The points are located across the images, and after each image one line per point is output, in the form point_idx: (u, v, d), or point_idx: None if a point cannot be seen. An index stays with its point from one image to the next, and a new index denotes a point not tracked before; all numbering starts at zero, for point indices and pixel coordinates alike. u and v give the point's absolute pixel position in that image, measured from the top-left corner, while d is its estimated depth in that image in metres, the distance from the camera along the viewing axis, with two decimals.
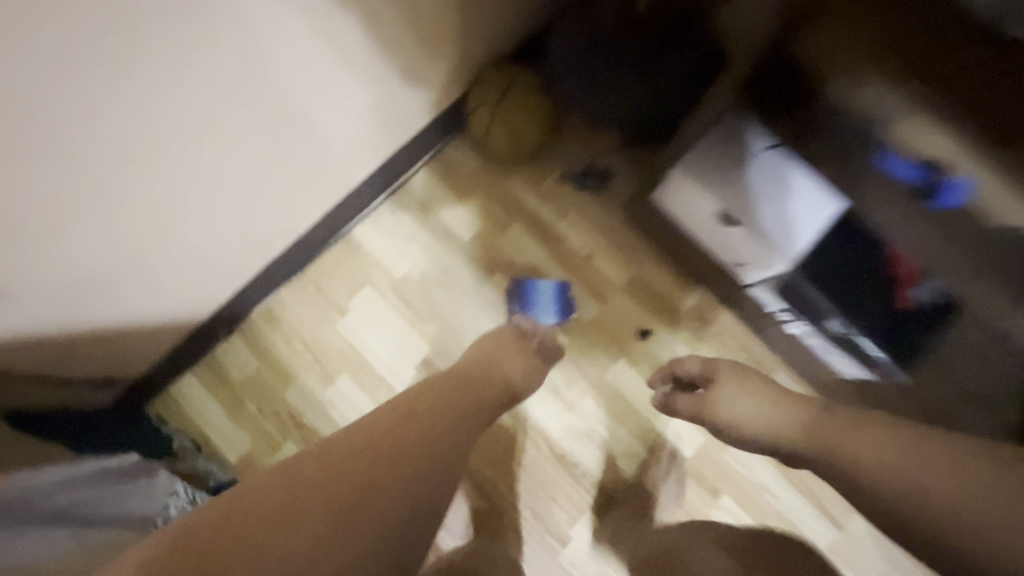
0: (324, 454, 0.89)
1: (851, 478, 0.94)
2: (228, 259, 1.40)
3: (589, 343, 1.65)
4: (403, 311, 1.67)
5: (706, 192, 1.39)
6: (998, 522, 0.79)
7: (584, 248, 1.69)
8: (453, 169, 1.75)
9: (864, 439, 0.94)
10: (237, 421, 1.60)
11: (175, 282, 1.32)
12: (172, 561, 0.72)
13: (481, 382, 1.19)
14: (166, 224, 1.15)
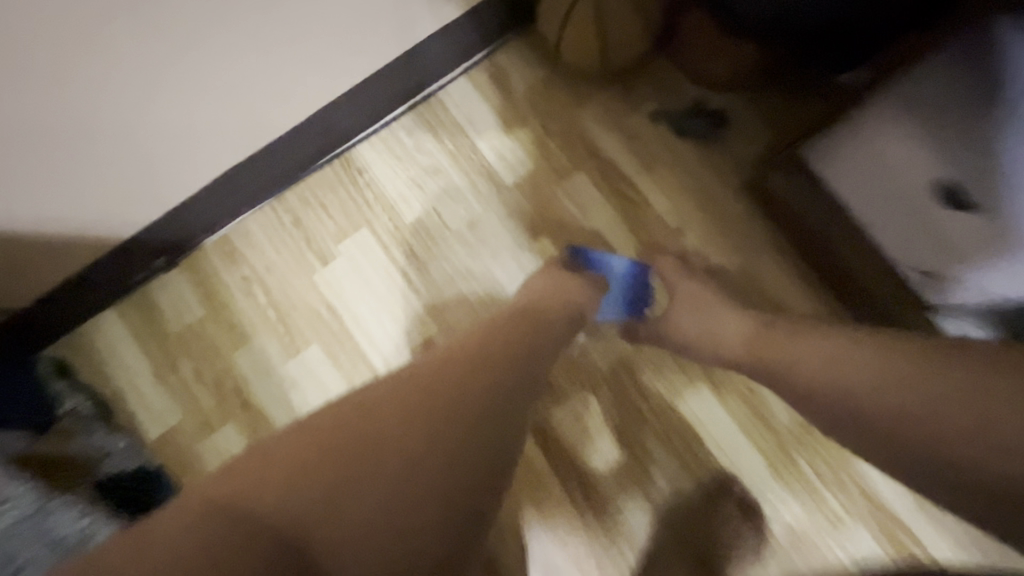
0: (378, 399, 0.80)
1: (833, 400, 0.85)
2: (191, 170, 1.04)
3: (659, 351, 1.18)
4: (406, 271, 1.21)
5: (912, 149, 0.92)
6: (957, 424, 0.77)
7: (670, 219, 1.22)
8: (505, 84, 1.26)
9: (810, 350, 0.89)
10: (165, 384, 1.18)
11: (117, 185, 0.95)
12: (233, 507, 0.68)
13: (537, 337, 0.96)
14: (80, 85, 0.77)
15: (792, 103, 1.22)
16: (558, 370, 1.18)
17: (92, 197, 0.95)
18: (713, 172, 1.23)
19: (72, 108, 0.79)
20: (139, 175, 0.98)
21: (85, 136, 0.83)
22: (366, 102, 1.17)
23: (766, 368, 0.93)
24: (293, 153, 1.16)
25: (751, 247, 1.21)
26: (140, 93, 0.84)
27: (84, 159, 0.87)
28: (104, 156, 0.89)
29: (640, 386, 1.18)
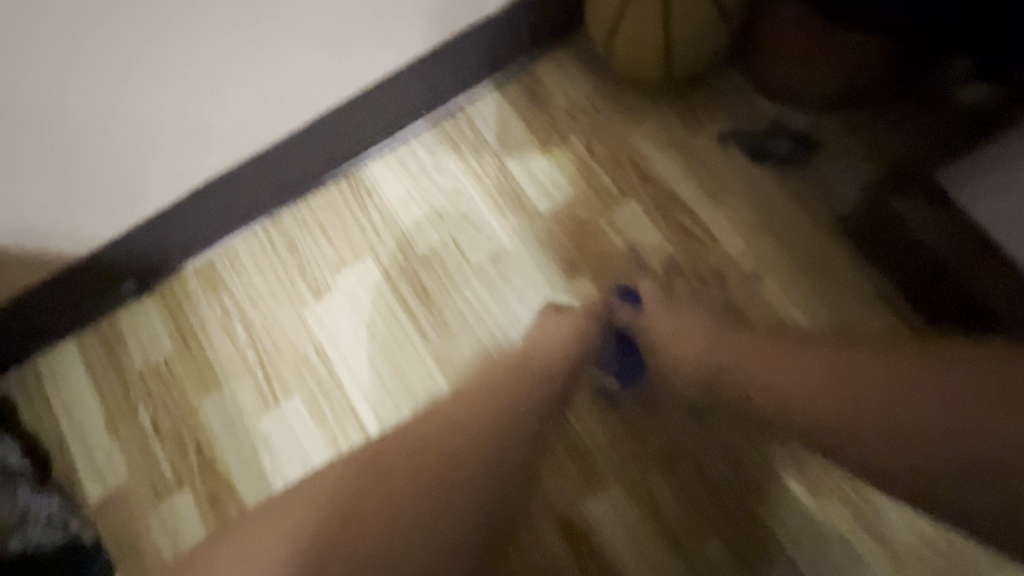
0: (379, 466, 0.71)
1: (838, 425, 0.72)
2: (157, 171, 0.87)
3: (728, 428, 0.91)
4: (412, 311, 0.99)
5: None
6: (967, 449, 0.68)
7: (741, 262, 0.98)
8: (543, 99, 1.08)
9: (811, 364, 0.75)
10: (118, 434, 0.98)
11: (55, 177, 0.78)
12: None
13: (540, 363, 0.82)
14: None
15: (899, 126, 1.00)
16: (595, 447, 0.92)
17: (62, 200, 0.81)
18: (798, 205, 1.00)
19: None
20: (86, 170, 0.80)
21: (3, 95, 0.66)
22: (381, 113, 1.02)
23: (747, 386, 0.79)
24: (292, 166, 1.00)
25: (847, 302, 0.96)
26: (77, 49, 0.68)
27: (50, 149, 0.75)
28: (79, 149, 0.77)
29: (703, 474, 0.90)
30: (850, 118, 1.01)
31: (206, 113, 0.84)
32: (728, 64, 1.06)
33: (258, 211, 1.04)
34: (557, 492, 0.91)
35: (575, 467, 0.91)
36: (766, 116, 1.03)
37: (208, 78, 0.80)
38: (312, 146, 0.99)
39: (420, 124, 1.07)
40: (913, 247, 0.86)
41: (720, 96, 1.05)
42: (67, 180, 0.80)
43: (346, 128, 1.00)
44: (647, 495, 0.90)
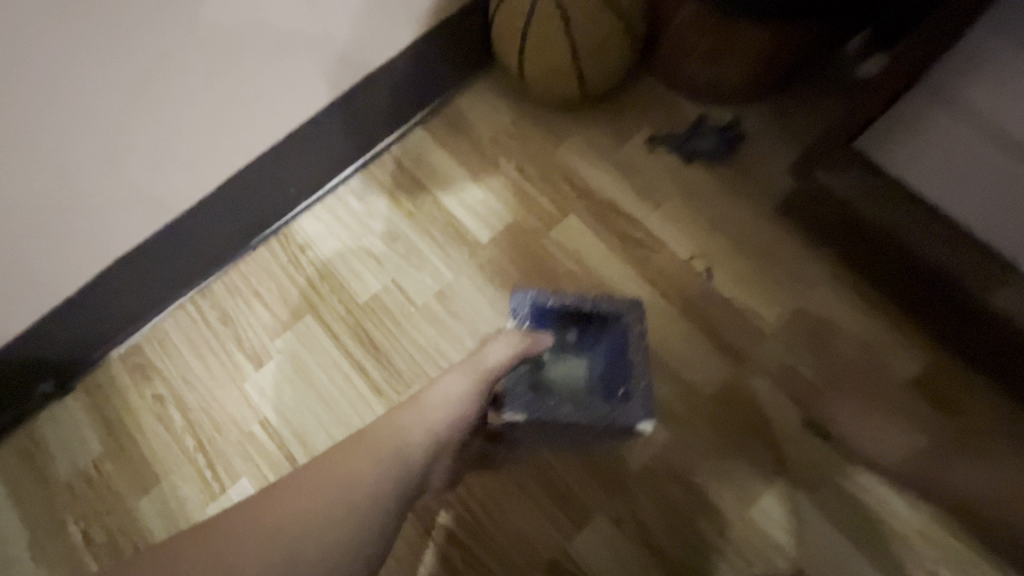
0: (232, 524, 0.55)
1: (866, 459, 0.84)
2: (78, 261, 0.83)
3: (705, 436, 0.87)
4: (361, 364, 0.93)
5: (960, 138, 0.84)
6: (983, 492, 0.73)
7: (690, 261, 0.96)
8: (467, 130, 1.07)
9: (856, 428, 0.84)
10: (44, 557, 0.86)
11: None
12: None
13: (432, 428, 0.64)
14: None
15: (814, 106, 1.02)
16: (572, 479, 0.85)
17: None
18: (733, 194, 0.99)
19: None
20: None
21: None
22: (302, 165, 0.99)
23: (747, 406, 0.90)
24: (214, 230, 0.95)
25: (799, 285, 0.94)
26: None
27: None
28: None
29: (691, 489, 0.85)
30: (766, 105, 1.03)
31: (109, 190, 0.79)
32: (641, 72, 1.08)
33: (185, 285, 0.98)
34: (540, 536, 0.83)
35: (551, 500, 0.84)
36: (686, 115, 1.04)
37: (118, 165, 0.78)
38: (234, 207, 0.95)
39: (347, 172, 1.06)
40: (850, 220, 0.86)
41: (639, 103, 1.06)
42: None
43: (266, 184, 0.97)
44: (638, 521, 0.83)
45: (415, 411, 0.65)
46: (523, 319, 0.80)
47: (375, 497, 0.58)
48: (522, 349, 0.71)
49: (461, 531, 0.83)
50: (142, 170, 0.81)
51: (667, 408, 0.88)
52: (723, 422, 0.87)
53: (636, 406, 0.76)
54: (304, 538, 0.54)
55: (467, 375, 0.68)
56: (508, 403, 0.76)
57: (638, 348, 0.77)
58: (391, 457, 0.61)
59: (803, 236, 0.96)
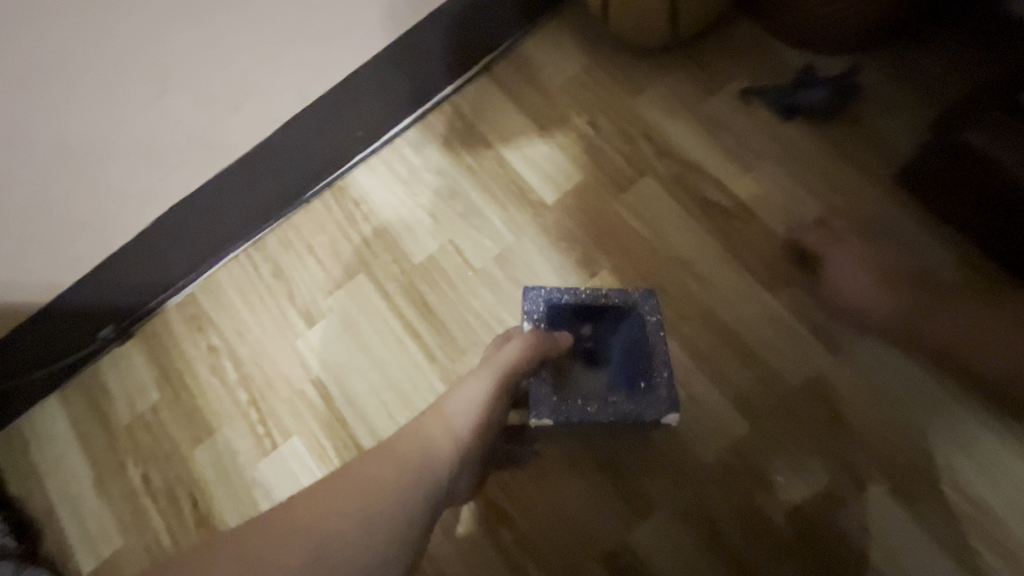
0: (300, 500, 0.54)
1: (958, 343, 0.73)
2: (144, 206, 0.83)
3: (791, 431, 0.78)
4: (414, 327, 0.89)
5: None
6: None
7: (783, 234, 0.85)
8: (535, 78, 0.98)
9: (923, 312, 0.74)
10: (107, 497, 0.88)
11: (43, 224, 0.75)
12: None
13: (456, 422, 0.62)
14: None
15: (953, 63, 0.88)
16: (633, 465, 0.79)
17: (21, 248, 0.76)
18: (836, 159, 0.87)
19: None
20: (72, 213, 0.77)
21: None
22: (360, 112, 0.93)
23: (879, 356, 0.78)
24: (268, 179, 0.92)
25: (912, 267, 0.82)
26: (52, 93, 0.65)
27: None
28: (58, 194, 0.73)
29: (768, 488, 0.76)
30: (893, 59, 0.90)
31: (160, 133, 0.76)
32: (734, 16, 0.95)
33: (239, 235, 0.95)
34: (597, 522, 0.77)
35: (617, 489, 0.78)
36: (790, 65, 0.92)
37: (182, 107, 0.75)
38: (291, 155, 0.91)
39: (406, 121, 0.99)
40: (992, 187, 0.72)
41: (736, 51, 0.94)
42: (21, 227, 0.74)
43: (324, 132, 0.92)
44: (706, 516, 0.76)
45: (436, 417, 0.62)
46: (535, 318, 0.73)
47: (407, 496, 0.54)
48: (541, 346, 0.67)
49: (515, 510, 0.79)
50: (206, 114, 0.78)
51: (745, 396, 0.80)
52: (808, 416, 0.78)
53: (659, 398, 0.68)
54: (335, 541, 0.49)
55: (485, 380, 0.65)
56: (534, 409, 0.68)
57: (658, 332, 0.71)
58: (415, 457, 0.58)
59: (922, 212, 0.84)
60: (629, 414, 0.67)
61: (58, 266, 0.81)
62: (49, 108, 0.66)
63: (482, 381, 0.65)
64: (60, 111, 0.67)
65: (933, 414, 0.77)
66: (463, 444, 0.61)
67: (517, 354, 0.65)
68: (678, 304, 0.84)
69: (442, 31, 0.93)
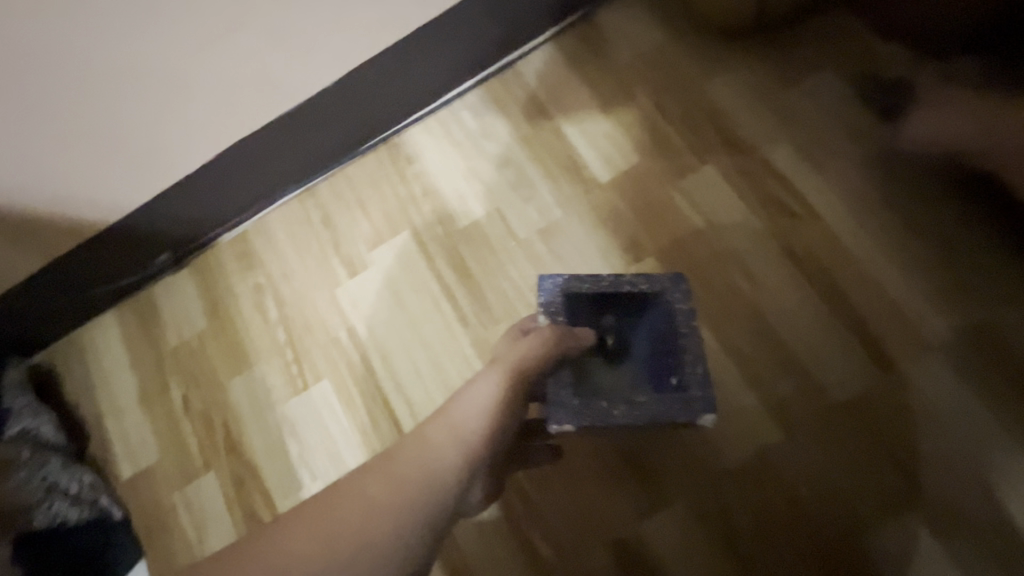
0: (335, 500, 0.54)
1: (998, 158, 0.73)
2: (215, 136, 0.87)
3: (825, 444, 0.74)
4: (452, 291, 0.89)
5: None
6: None
7: (848, 243, 0.80)
8: (605, 52, 0.95)
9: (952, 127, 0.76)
10: (150, 413, 0.94)
11: (126, 140, 0.81)
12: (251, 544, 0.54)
13: (464, 427, 0.59)
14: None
15: None
16: (653, 454, 0.78)
17: (101, 162, 0.82)
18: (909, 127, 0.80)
19: (66, 22, 0.67)
20: (151, 133, 0.82)
21: (84, 61, 0.71)
22: (425, 67, 0.93)
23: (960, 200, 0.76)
24: (328, 127, 0.93)
25: (985, 293, 0.76)
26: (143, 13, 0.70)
27: (83, 104, 0.74)
28: (141, 113, 0.79)
29: (794, 499, 0.73)
30: None
31: (237, 70, 0.80)
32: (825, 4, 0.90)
33: (295, 180, 0.98)
34: (609, 507, 0.77)
35: (635, 478, 0.77)
36: (881, 64, 0.86)
37: (259, 40, 0.78)
38: (353, 105, 0.93)
39: (468, 84, 0.98)
40: None
41: (826, 43, 0.88)
42: (103, 141, 0.79)
43: (389, 85, 0.93)
44: (723, 520, 0.74)
45: (447, 426, 0.59)
46: (553, 309, 0.70)
47: (415, 506, 0.53)
48: (557, 344, 0.64)
49: (530, 484, 0.79)
50: (280, 49, 0.81)
51: (782, 402, 0.77)
52: (846, 434, 0.74)
53: (693, 398, 0.66)
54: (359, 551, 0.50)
55: (496, 380, 0.62)
56: (554, 415, 0.65)
57: (690, 326, 0.68)
58: (416, 477, 0.55)
59: (1011, 233, 0.77)
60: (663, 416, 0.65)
61: (136, 184, 0.87)
62: (143, 33, 0.71)
63: (493, 382, 0.62)
64: (145, 32, 0.72)
65: (987, 444, 0.72)
66: (471, 447, 0.58)
67: (531, 349, 0.63)
68: (723, 301, 0.81)
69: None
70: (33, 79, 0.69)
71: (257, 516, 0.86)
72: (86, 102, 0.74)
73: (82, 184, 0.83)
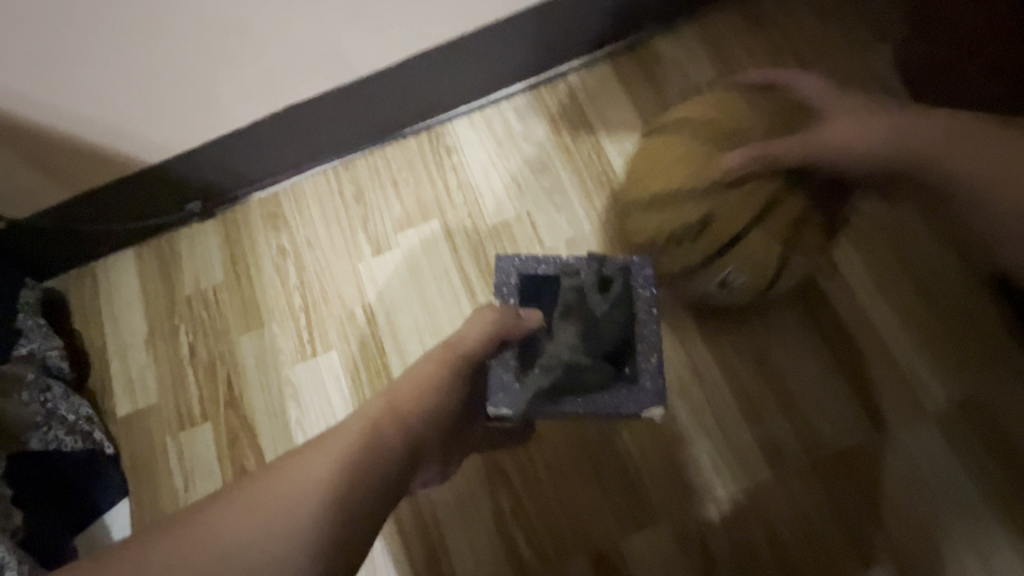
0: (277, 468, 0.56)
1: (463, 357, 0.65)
2: (269, 101, 0.89)
3: (808, 492, 0.77)
4: (471, 284, 0.91)
5: None
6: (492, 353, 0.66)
7: (861, 301, 0.83)
8: (656, 78, 0.97)
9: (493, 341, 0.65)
10: (155, 355, 0.95)
11: (185, 91, 0.83)
12: (184, 520, 0.53)
13: (403, 405, 0.61)
14: None
15: None
16: (645, 475, 0.79)
17: (155, 107, 0.84)
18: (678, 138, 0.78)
19: None
20: (211, 87, 0.84)
21: (165, 14, 0.73)
22: (479, 64, 0.95)
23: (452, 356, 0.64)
24: (377, 106, 0.95)
25: (984, 373, 0.79)
26: None
27: (144, 51, 0.77)
28: (206, 67, 0.81)
29: (770, 538, 0.76)
30: None
31: (295, 35, 0.82)
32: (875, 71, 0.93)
33: (334, 153, 0.99)
34: (593, 517, 0.79)
35: (621, 494, 0.79)
36: None
37: (331, 16, 0.81)
38: (405, 90, 0.95)
39: (518, 87, 1.00)
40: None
41: None
42: (163, 87, 0.82)
43: (441, 74, 0.95)
44: (699, 548, 0.76)
45: (388, 400, 0.61)
46: (506, 291, 0.72)
47: (361, 479, 0.55)
48: (497, 327, 0.64)
49: (519, 483, 0.81)
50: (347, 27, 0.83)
51: (774, 444, 0.79)
52: (832, 485, 0.77)
53: (645, 391, 0.67)
54: (305, 523, 0.52)
55: (436, 360, 0.65)
56: (494, 398, 0.66)
57: (648, 313, 0.70)
58: (360, 449, 0.57)
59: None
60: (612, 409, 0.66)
61: (182, 134, 0.89)
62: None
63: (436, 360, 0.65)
64: None
65: (963, 517, 0.74)
66: (410, 422, 0.60)
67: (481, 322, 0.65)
68: (735, 340, 0.84)
69: (581, 10, 0.94)
70: (102, 35, 0.73)
71: (246, 473, 0.87)
72: (157, 50, 0.77)
73: (133, 125, 0.85)
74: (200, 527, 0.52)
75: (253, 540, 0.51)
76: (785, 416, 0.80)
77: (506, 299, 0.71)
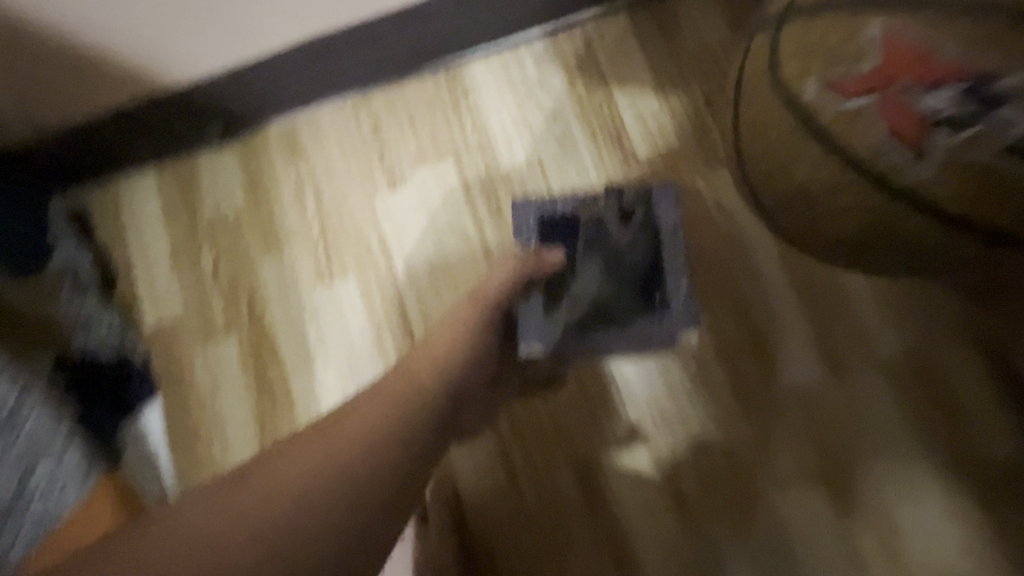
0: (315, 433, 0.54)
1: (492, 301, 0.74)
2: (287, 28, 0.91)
3: (764, 422, 0.89)
4: (482, 222, 0.97)
5: None
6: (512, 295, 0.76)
7: None
8: (672, 33, 0.99)
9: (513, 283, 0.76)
10: (179, 272, 1.00)
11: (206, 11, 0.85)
12: (217, 493, 0.49)
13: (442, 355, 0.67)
14: None
15: None
16: (625, 401, 0.91)
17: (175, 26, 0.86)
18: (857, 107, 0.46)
19: None
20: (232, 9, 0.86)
21: None
22: (499, 5, 0.96)
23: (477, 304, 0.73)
24: (396, 42, 0.97)
25: (927, 329, 0.89)
26: None
27: None
28: None
29: (729, 460, 0.88)
30: None
31: None
32: None
33: (351, 86, 1.01)
34: (578, 433, 0.91)
35: (605, 415, 0.91)
36: None
37: None
38: (424, 27, 0.96)
39: (536, 31, 1.01)
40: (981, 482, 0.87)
41: None
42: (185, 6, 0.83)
43: (461, 13, 0.96)
44: (669, 464, 0.88)
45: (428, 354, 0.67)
46: (527, 230, 0.84)
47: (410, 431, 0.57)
48: (519, 269, 0.76)
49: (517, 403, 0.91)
50: None
51: (742, 381, 0.90)
52: (783, 418, 0.88)
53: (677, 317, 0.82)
54: (364, 481, 0.50)
55: (467, 311, 0.73)
56: (526, 335, 0.78)
57: (674, 238, 0.83)
58: (408, 400, 0.60)
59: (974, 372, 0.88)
60: (649, 336, 0.82)
61: (201, 54, 0.91)
62: None
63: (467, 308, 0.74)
64: None
65: (890, 447, 0.86)
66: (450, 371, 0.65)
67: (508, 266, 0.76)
68: (717, 289, 0.92)
69: None
70: None
71: (269, 382, 0.96)
72: None
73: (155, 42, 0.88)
74: (243, 498, 0.48)
75: (305, 510, 0.48)
76: (753, 357, 0.90)
77: (526, 239, 0.84)
